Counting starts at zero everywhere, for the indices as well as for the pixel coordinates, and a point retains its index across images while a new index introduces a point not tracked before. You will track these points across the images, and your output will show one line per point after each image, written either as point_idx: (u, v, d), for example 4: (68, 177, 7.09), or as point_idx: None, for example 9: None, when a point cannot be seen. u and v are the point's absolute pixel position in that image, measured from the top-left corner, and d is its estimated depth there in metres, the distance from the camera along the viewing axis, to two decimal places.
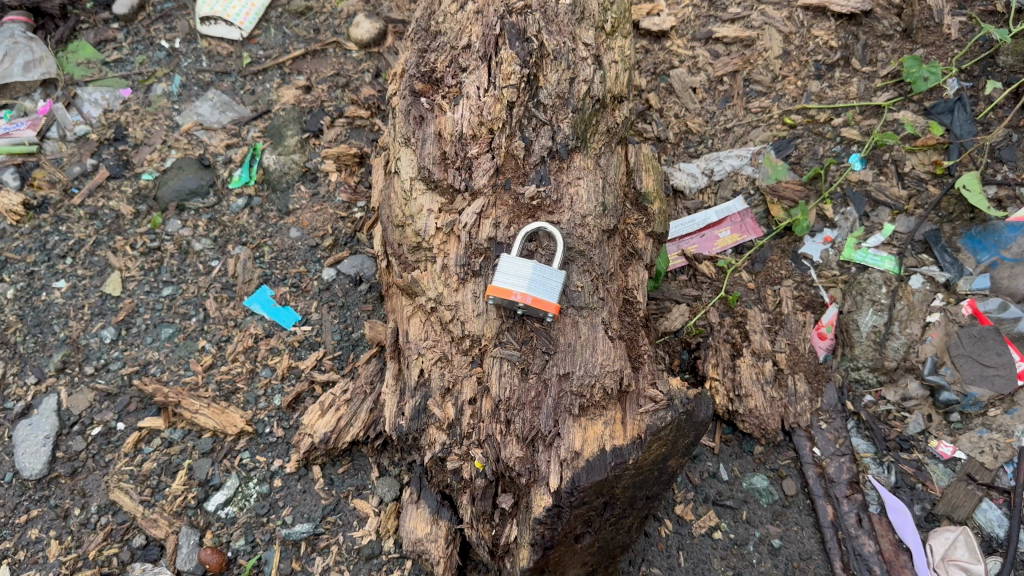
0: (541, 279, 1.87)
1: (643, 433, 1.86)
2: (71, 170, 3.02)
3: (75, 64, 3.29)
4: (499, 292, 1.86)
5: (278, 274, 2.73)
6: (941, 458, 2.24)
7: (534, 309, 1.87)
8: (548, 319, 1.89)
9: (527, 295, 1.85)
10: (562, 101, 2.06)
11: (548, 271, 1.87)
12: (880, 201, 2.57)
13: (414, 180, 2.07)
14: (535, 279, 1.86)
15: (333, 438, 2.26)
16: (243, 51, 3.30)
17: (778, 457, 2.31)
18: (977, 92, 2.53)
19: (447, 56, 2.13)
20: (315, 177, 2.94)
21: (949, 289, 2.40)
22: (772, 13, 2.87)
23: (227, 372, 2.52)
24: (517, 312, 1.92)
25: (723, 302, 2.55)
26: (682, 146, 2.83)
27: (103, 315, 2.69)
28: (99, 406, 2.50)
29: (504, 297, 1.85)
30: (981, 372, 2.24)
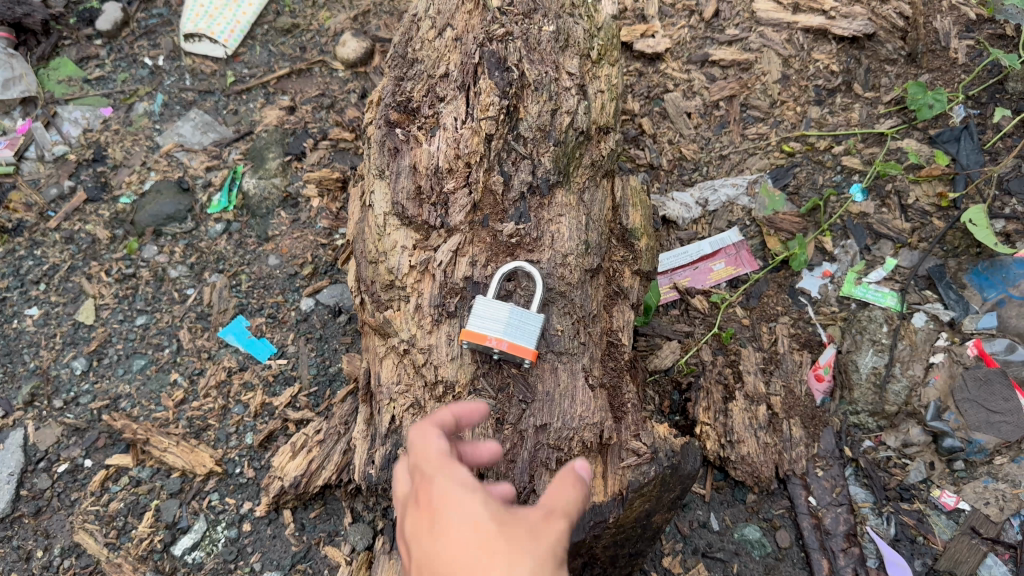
0: (519, 323, 1.74)
1: (624, 489, 1.75)
2: (48, 193, 2.93)
3: (56, 81, 3.22)
4: (472, 336, 1.73)
5: (255, 304, 2.65)
6: (944, 509, 2.12)
7: (510, 355, 1.74)
8: (526, 366, 1.77)
9: (503, 341, 1.72)
10: (543, 134, 1.96)
11: (526, 314, 1.75)
12: (882, 234, 2.46)
13: (388, 215, 1.96)
14: (512, 322, 1.74)
15: (304, 482, 2.15)
16: (227, 69, 3.22)
17: (772, 506, 2.19)
18: (985, 119, 2.42)
19: (424, 86, 2.03)
20: (296, 203, 2.85)
21: (954, 328, 2.29)
22: (771, 36, 2.80)
23: (199, 408, 2.42)
24: (494, 357, 1.79)
25: (716, 338, 2.43)
26: (675, 174, 2.74)
27: (75, 344, 2.59)
28: (66, 441, 2.40)
29: (479, 342, 1.73)
30: (987, 418, 2.13)
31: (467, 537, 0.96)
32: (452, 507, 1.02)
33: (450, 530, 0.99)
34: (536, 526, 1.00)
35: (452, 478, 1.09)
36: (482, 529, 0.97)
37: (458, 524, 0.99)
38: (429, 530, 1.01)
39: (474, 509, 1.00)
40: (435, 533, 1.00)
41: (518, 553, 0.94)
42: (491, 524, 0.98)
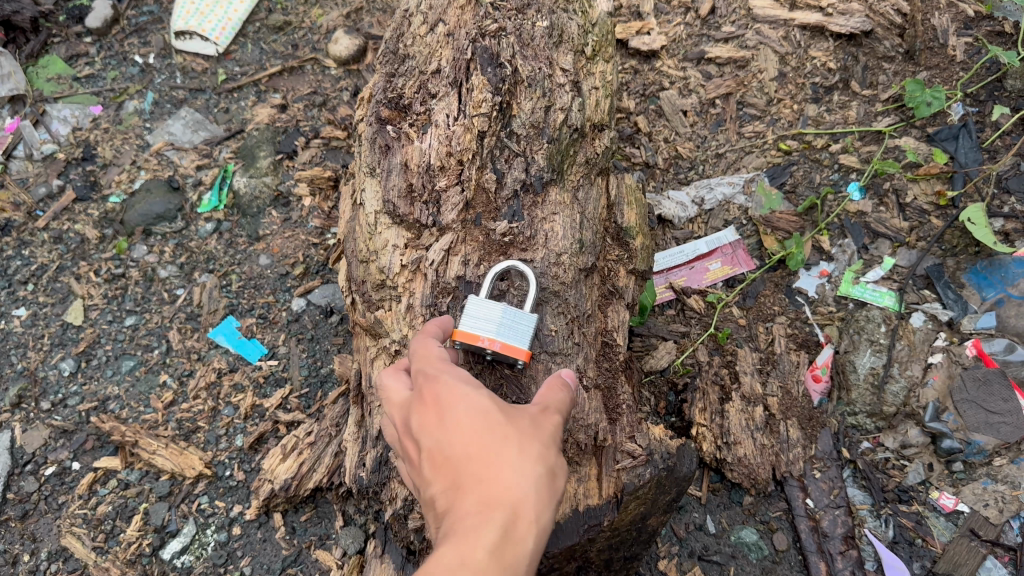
0: (510, 323, 1.65)
1: (619, 491, 1.72)
2: (36, 192, 2.89)
3: (45, 79, 3.18)
4: (464, 336, 1.61)
5: (245, 304, 2.61)
6: (943, 511, 2.09)
7: (503, 357, 1.64)
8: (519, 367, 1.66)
9: (497, 342, 1.62)
10: (537, 131, 1.93)
11: (517, 313, 1.66)
12: (880, 233, 2.44)
13: (378, 214, 1.93)
14: (504, 322, 1.64)
15: (294, 485, 2.12)
16: (218, 67, 3.18)
17: (769, 508, 2.16)
18: (983, 117, 2.43)
19: (415, 82, 1.99)
20: (287, 202, 2.81)
21: (952, 328, 2.26)
22: (768, 33, 2.77)
23: (188, 410, 2.39)
24: (481, 359, 1.67)
25: (712, 339, 2.40)
26: (671, 172, 2.71)
27: (63, 345, 2.56)
28: (54, 444, 2.37)
29: (472, 342, 1.60)
30: (986, 419, 2.10)
31: (482, 429, 1.19)
32: (461, 403, 1.24)
33: (463, 423, 1.20)
34: (535, 421, 1.26)
35: (457, 378, 1.30)
36: (494, 422, 1.21)
37: (472, 417, 1.21)
38: (441, 424, 1.22)
39: (483, 405, 1.23)
40: (450, 424, 1.21)
41: (526, 444, 1.19)
42: (501, 418, 1.21)
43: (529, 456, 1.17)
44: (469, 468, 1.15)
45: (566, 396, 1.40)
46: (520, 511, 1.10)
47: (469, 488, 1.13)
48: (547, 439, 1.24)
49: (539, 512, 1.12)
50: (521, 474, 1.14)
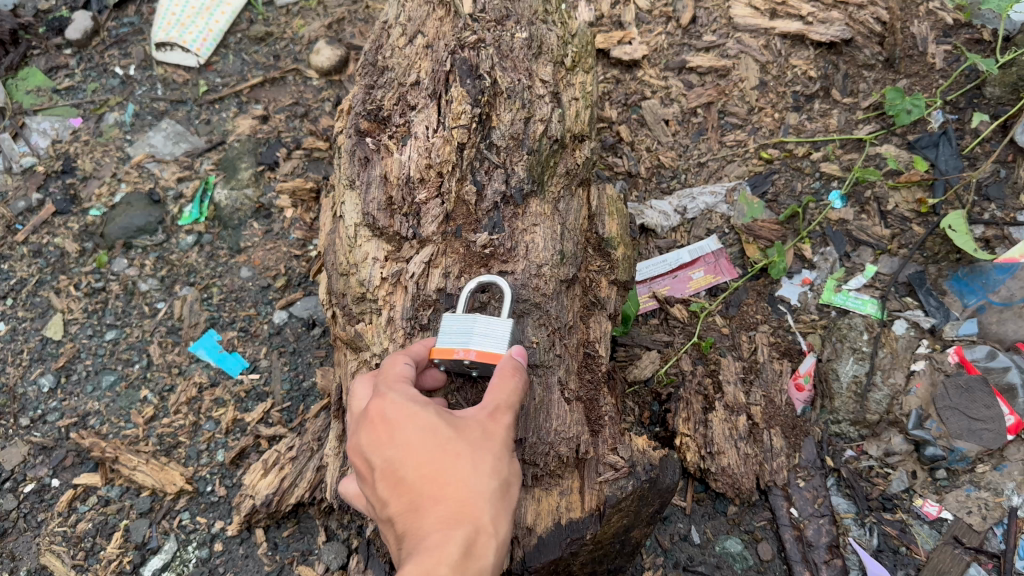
0: (487, 331, 1.57)
1: (602, 504, 1.71)
2: (15, 206, 2.87)
3: (25, 92, 3.16)
4: (440, 351, 1.57)
5: (226, 317, 2.60)
6: (927, 518, 2.08)
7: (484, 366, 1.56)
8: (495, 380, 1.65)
9: (471, 351, 1.55)
10: (517, 142, 1.92)
11: (491, 320, 1.59)
12: (862, 241, 2.46)
13: (358, 227, 1.91)
14: (477, 331, 1.58)
15: (276, 500, 2.10)
16: (199, 79, 3.17)
17: (753, 518, 2.14)
18: (963, 124, 2.46)
19: (394, 94, 1.98)
20: (269, 213, 2.80)
21: (934, 335, 2.27)
22: (749, 42, 2.79)
23: (169, 425, 2.37)
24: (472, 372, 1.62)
25: (695, 348, 2.39)
26: (654, 181, 2.71)
27: (42, 360, 2.53)
28: (34, 460, 2.34)
29: (447, 357, 1.57)
30: (969, 426, 2.09)
31: (433, 447, 1.27)
32: (410, 422, 1.30)
33: (415, 444, 1.27)
34: (486, 429, 1.33)
35: (404, 393, 1.35)
36: (445, 439, 1.28)
37: (421, 437, 1.28)
38: (392, 444, 1.29)
39: (433, 423, 1.30)
40: (401, 445, 1.28)
41: (478, 459, 1.28)
42: (450, 435, 1.29)
43: (480, 474, 1.26)
44: (424, 490, 1.24)
45: (519, 379, 1.44)
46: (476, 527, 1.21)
47: (427, 509, 1.22)
48: (498, 446, 1.32)
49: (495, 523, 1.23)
50: (475, 493, 1.24)
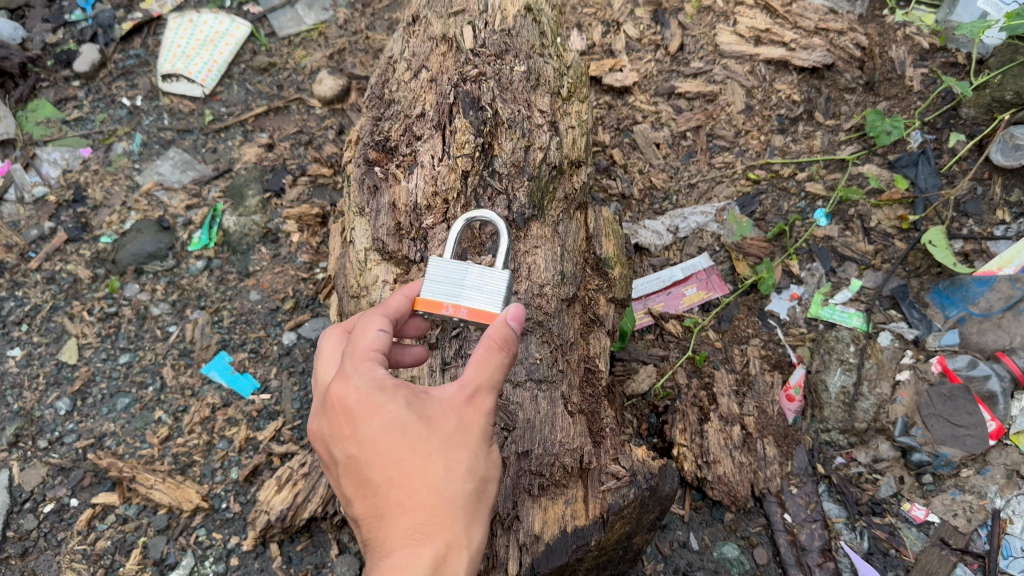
0: (479, 285, 1.53)
1: (605, 512, 1.79)
2: (28, 234, 2.96)
3: (35, 123, 3.25)
4: (426, 304, 1.53)
5: (237, 339, 2.68)
6: (914, 521, 2.17)
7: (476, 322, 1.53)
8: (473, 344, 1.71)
9: (462, 308, 1.52)
10: (518, 169, 2.01)
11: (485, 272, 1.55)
12: (847, 256, 2.57)
13: (368, 251, 2.02)
14: (470, 284, 1.54)
15: (290, 515, 2.18)
16: (205, 108, 3.28)
17: (749, 524, 2.22)
18: (941, 144, 2.60)
19: (401, 125, 2.08)
20: (276, 238, 2.90)
21: (918, 346, 2.38)
22: (735, 68, 2.93)
23: (184, 445, 2.45)
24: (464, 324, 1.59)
25: (690, 361, 2.48)
26: (646, 203, 2.81)
27: (58, 384, 2.61)
28: (52, 481, 2.41)
29: (436, 312, 1.53)
30: (952, 432, 2.20)
31: (402, 449, 1.25)
32: (377, 416, 1.27)
33: (382, 443, 1.25)
34: (462, 420, 1.29)
35: (370, 376, 1.30)
36: (415, 437, 1.25)
37: (390, 434, 1.25)
38: (359, 441, 1.27)
39: (402, 417, 1.27)
40: (367, 444, 1.26)
41: (451, 457, 1.26)
42: (420, 433, 1.26)
43: (450, 475, 1.25)
44: (392, 497, 1.24)
45: (507, 351, 1.35)
46: (447, 539, 1.22)
47: (395, 519, 1.23)
48: (473, 440, 1.29)
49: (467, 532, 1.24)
50: (448, 501, 1.24)
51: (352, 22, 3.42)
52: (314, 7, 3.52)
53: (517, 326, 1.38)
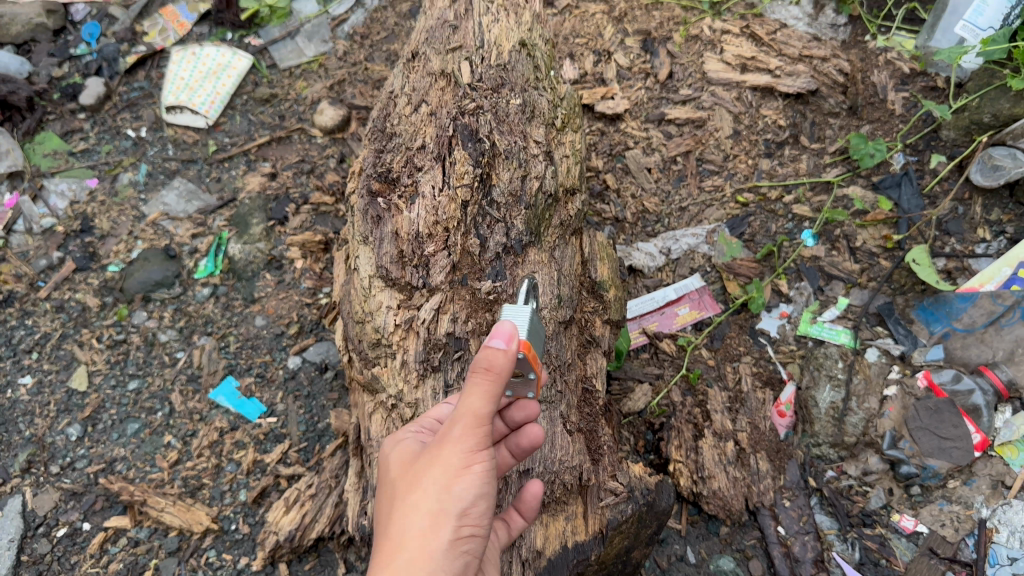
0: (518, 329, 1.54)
1: (604, 527, 1.87)
2: (37, 264, 3.03)
3: (42, 155, 3.34)
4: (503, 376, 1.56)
5: (243, 364, 2.75)
6: (904, 532, 2.24)
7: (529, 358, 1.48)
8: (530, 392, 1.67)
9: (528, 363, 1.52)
10: (515, 198, 2.11)
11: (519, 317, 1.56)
12: (834, 275, 2.66)
13: (372, 278, 2.06)
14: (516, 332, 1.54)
15: (298, 536, 2.25)
16: (209, 139, 3.37)
17: (744, 537, 2.29)
18: (923, 165, 2.69)
19: (403, 157, 2.16)
20: (280, 265, 2.97)
21: (904, 361, 2.46)
22: (722, 94, 3.03)
23: (193, 468, 2.52)
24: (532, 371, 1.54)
25: (684, 379, 2.56)
26: (639, 226, 2.89)
27: (69, 411, 2.67)
28: (64, 505, 2.47)
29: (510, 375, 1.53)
30: (939, 444, 2.26)
31: (397, 484, 1.46)
32: (395, 463, 1.54)
33: (391, 483, 1.50)
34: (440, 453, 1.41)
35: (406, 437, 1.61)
36: (407, 473, 1.46)
37: (395, 475, 1.50)
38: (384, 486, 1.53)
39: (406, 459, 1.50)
40: (384, 485, 1.52)
41: (420, 485, 1.39)
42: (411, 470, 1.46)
43: (410, 511, 1.36)
44: (380, 524, 1.43)
45: (484, 376, 1.38)
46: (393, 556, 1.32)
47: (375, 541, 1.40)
48: (444, 469, 1.38)
49: (415, 554, 1.31)
50: (405, 524, 1.36)
51: (351, 53, 3.53)
52: (314, 39, 3.62)
53: (499, 345, 1.37)
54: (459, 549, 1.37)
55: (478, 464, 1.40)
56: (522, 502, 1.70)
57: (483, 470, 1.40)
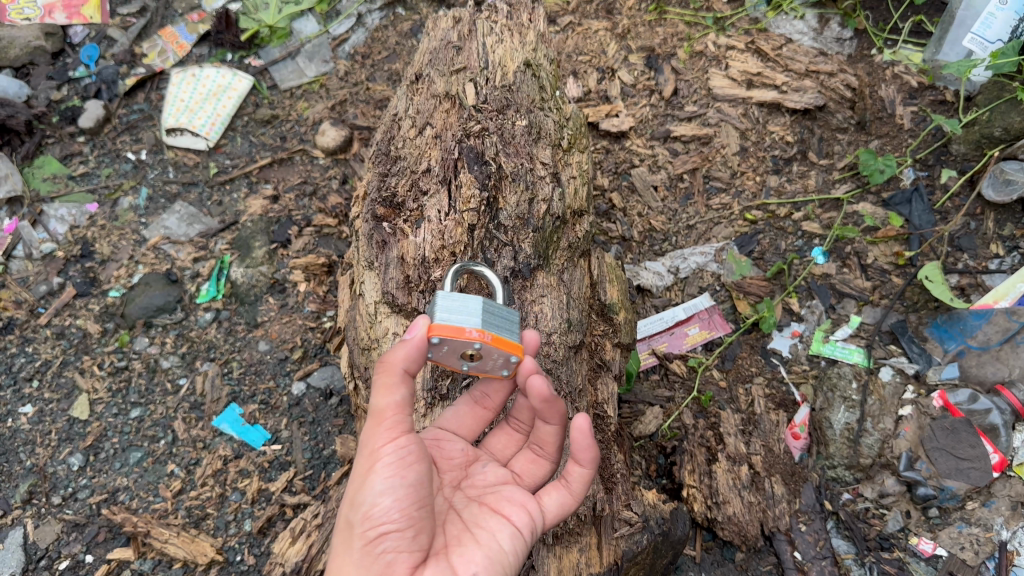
0: (453, 309, 1.47)
1: (619, 558, 1.84)
2: (37, 289, 2.99)
3: (42, 179, 3.30)
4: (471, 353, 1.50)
5: (247, 391, 2.72)
6: (923, 555, 2.18)
7: (452, 339, 1.43)
8: (517, 360, 1.51)
9: (473, 332, 1.44)
10: (523, 222, 2.06)
11: (460, 297, 1.48)
12: (845, 293, 2.62)
13: (378, 303, 2.03)
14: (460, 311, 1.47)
15: (305, 567, 2.18)
16: (210, 161, 3.35)
17: (760, 563, 2.23)
18: (933, 180, 2.66)
19: (408, 181, 2.12)
20: (283, 288, 2.94)
21: (919, 380, 2.41)
22: (728, 111, 3.01)
23: (197, 498, 2.47)
24: (476, 345, 1.45)
25: (696, 402, 2.52)
26: (646, 245, 2.86)
27: (70, 440, 2.63)
28: (67, 537, 2.42)
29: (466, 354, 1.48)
30: (956, 465, 2.22)
31: None
32: None
33: None
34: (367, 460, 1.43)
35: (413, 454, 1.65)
36: None
37: None
38: None
39: None
40: None
41: None
42: None
43: (338, 528, 1.41)
44: None
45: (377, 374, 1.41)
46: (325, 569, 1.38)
47: None
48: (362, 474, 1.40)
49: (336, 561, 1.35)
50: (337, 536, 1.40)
51: (352, 74, 3.52)
52: (315, 58, 3.60)
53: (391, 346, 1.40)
54: (379, 548, 1.34)
55: (381, 460, 1.38)
56: (575, 447, 1.54)
57: (388, 464, 1.38)
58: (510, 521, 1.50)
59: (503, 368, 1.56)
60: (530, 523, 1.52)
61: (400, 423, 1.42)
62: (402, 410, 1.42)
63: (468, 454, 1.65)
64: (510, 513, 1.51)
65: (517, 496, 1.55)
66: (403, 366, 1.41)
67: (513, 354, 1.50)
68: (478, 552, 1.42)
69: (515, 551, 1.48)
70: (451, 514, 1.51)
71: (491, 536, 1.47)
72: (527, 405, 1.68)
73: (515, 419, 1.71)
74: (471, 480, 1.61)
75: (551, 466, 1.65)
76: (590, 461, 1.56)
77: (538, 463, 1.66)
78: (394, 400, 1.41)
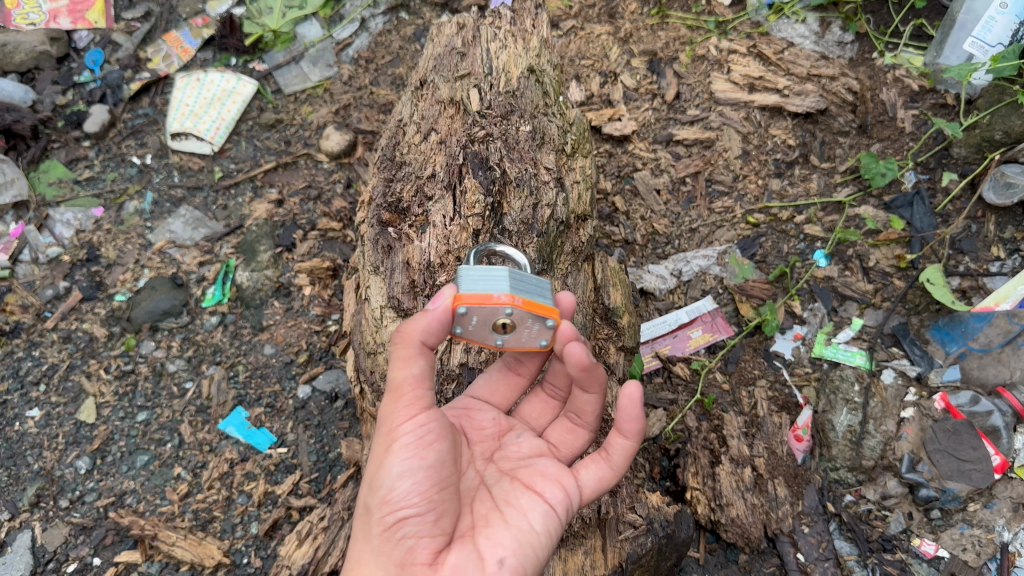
0: (482, 280, 1.47)
1: (624, 561, 1.85)
2: (44, 293, 3.01)
3: (47, 183, 3.32)
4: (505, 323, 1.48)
5: (253, 395, 2.73)
6: (925, 557, 2.19)
7: (480, 307, 1.42)
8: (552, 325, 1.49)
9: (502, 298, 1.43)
10: (527, 226, 2.08)
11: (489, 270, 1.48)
12: (848, 295, 2.64)
13: (383, 308, 2.05)
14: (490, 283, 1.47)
15: (312, 569, 2.19)
16: (215, 165, 3.37)
17: (763, 564, 2.25)
18: (935, 183, 2.69)
19: (413, 186, 2.14)
20: (289, 292, 2.96)
21: (921, 382, 2.43)
22: (730, 114, 3.03)
23: (203, 501, 2.49)
24: (507, 312, 1.43)
25: (699, 404, 2.53)
26: (649, 248, 2.87)
27: (77, 444, 2.64)
28: (75, 540, 2.44)
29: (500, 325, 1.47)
30: (958, 467, 2.23)
31: None
32: None
33: None
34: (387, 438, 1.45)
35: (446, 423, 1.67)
36: None
37: None
38: None
39: None
40: None
41: None
42: None
43: (359, 511, 1.43)
44: None
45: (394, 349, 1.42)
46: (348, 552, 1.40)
47: None
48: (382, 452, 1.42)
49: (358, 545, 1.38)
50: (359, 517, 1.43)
51: (356, 78, 3.53)
52: (319, 63, 3.62)
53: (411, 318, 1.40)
54: (399, 530, 1.35)
55: (399, 440, 1.39)
56: (622, 417, 1.52)
57: (407, 444, 1.38)
58: (543, 498, 1.49)
59: (539, 338, 1.53)
60: (564, 500, 1.51)
61: (418, 400, 1.42)
62: (421, 385, 1.42)
63: (500, 423, 1.66)
64: (544, 489, 1.51)
65: (550, 470, 1.55)
66: (420, 339, 1.41)
67: (546, 318, 1.48)
68: (507, 534, 1.41)
69: (548, 529, 1.47)
70: (481, 491, 1.51)
71: (522, 516, 1.45)
72: (562, 371, 1.69)
73: (551, 386, 1.72)
74: (504, 452, 1.61)
75: (590, 436, 1.66)
76: (634, 434, 1.54)
77: (575, 433, 1.66)
78: (413, 375, 1.42)
